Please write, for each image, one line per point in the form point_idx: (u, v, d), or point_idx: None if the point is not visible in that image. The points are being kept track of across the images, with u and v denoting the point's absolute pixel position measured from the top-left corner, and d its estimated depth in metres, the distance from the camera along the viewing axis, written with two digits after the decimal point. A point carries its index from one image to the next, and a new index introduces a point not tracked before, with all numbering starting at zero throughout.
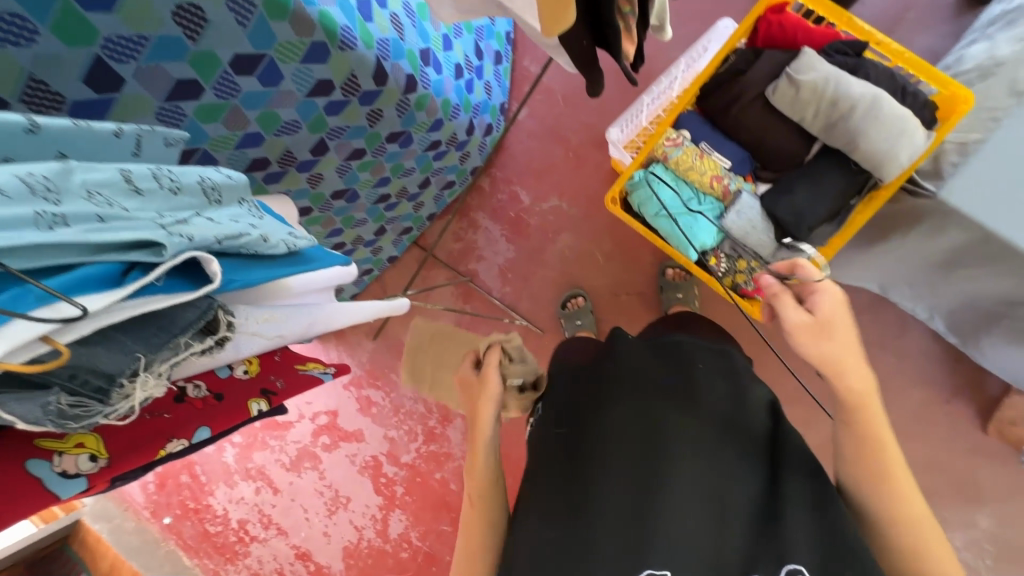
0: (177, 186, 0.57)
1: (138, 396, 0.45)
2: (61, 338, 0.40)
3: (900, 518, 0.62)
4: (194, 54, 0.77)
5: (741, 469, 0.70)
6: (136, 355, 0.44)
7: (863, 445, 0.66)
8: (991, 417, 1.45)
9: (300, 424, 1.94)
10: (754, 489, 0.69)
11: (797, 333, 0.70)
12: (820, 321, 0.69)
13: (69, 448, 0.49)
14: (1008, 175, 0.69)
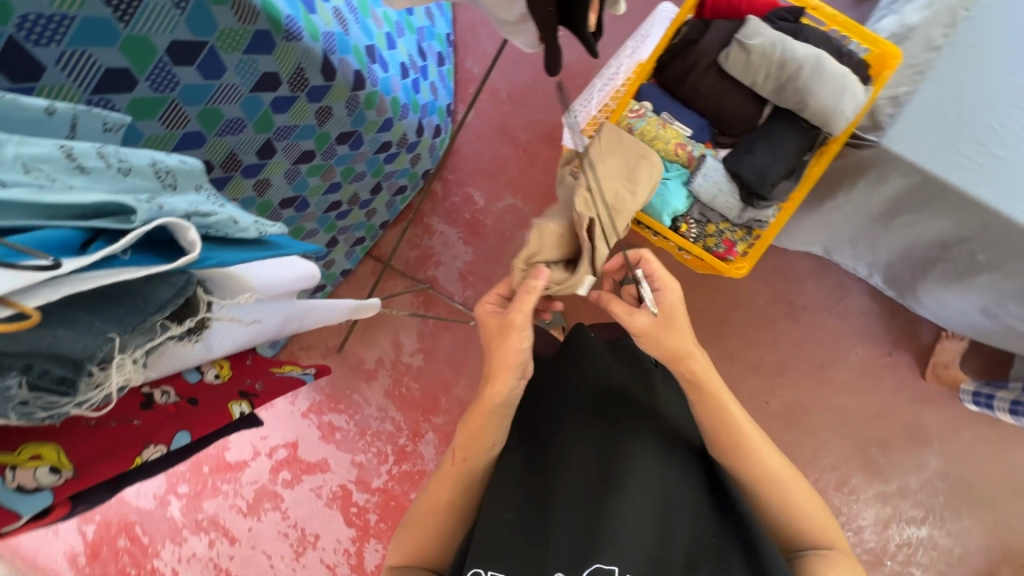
0: (127, 166, 0.51)
1: (112, 383, 0.40)
2: (27, 303, 0.33)
3: (768, 490, 0.68)
4: (125, 40, 0.71)
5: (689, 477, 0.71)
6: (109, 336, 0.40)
7: (723, 437, 0.70)
8: (928, 364, 1.58)
9: (255, 462, 1.78)
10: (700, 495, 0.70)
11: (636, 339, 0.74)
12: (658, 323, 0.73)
13: (24, 460, 0.42)
14: (934, 122, 0.79)
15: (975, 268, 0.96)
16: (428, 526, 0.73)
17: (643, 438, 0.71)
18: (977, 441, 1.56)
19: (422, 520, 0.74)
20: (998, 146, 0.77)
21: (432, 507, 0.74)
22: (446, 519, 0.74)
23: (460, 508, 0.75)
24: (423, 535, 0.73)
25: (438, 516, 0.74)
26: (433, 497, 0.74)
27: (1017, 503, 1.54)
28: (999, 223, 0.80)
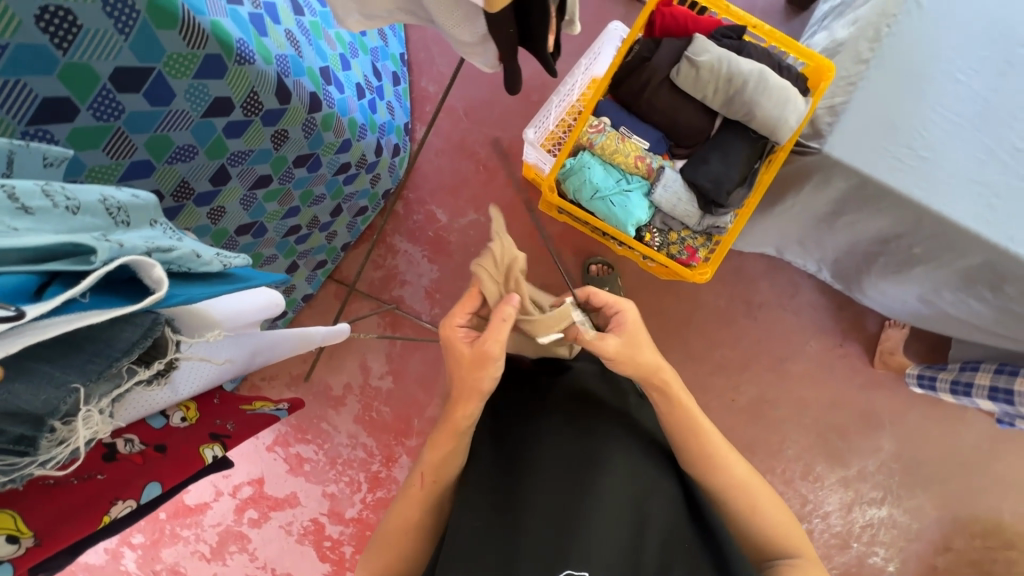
0: (76, 204, 0.48)
1: (80, 437, 0.40)
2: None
3: (736, 501, 0.70)
4: (65, 67, 0.67)
5: (663, 491, 0.70)
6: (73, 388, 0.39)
7: (692, 451, 0.71)
8: (875, 352, 1.67)
9: (218, 503, 1.69)
10: (674, 509, 0.69)
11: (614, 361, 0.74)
12: (625, 343, 0.74)
13: None
14: (867, 128, 0.85)
15: (912, 261, 1.03)
16: (395, 547, 0.72)
17: (616, 450, 0.71)
18: (924, 422, 1.67)
19: (389, 541, 0.72)
20: (924, 148, 0.85)
21: (401, 528, 0.73)
22: (413, 540, 0.73)
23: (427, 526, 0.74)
24: (389, 556, 0.72)
25: (406, 536, 0.72)
26: (404, 517, 0.73)
27: (963, 476, 1.65)
28: (930, 217, 0.87)
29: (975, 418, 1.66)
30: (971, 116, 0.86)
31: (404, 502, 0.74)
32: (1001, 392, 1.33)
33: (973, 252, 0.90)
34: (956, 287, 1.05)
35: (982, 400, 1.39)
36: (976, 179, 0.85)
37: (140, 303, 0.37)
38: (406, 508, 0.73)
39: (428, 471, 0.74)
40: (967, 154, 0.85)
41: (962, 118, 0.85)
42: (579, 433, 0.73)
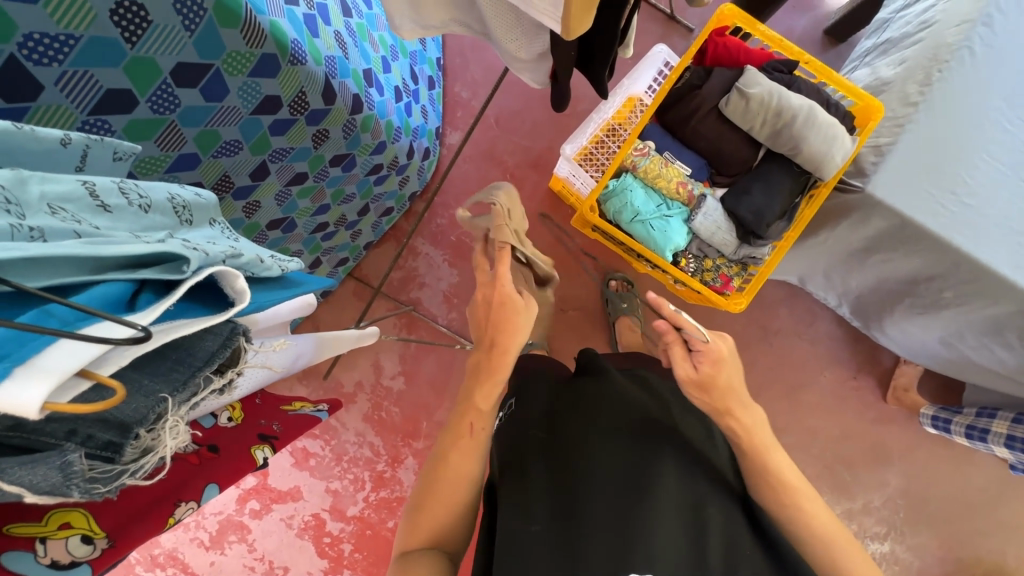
0: (148, 202, 0.49)
1: (166, 446, 0.38)
2: (99, 371, 0.33)
3: (814, 541, 0.66)
4: (131, 60, 0.67)
5: (720, 492, 0.71)
6: (160, 395, 0.38)
7: (768, 483, 0.69)
8: (888, 387, 1.68)
9: (221, 491, 1.69)
10: (731, 509, 0.70)
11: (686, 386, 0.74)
12: (703, 380, 0.72)
13: (54, 532, 0.39)
14: (909, 172, 0.86)
15: (941, 304, 1.04)
16: (444, 504, 0.70)
17: (672, 451, 0.72)
18: (932, 460, 1.67)
19: (440, 497, 0.70)
20: (967, 195, 0.85)
21: (453, 480, 0.70)
22: (462, 498, 0.70)
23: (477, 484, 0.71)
24: (437, 513, 0.69)
25: (456, 493, 0.70)
26: (455, 470, 0.70)
27: (967, 518, 1.65)
28: (965, 264, 0.87)
29: (983, 461, 1.66)
30: (1015, 166, 0.86)
31: (455, 454, 0.71)
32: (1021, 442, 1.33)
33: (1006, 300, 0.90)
34: (982, 333, 1.05)
35: (999, 447, 1.39)
36: (1016, 230, 0.85)
37: (223, 313, 0.38)
38: (458, 462, 0.70)
39: (475, 418, 0.73)
40: (1008, 204, 0.85)
41: (1007, 168, 0.86)
42: (635, 433, 0.75)
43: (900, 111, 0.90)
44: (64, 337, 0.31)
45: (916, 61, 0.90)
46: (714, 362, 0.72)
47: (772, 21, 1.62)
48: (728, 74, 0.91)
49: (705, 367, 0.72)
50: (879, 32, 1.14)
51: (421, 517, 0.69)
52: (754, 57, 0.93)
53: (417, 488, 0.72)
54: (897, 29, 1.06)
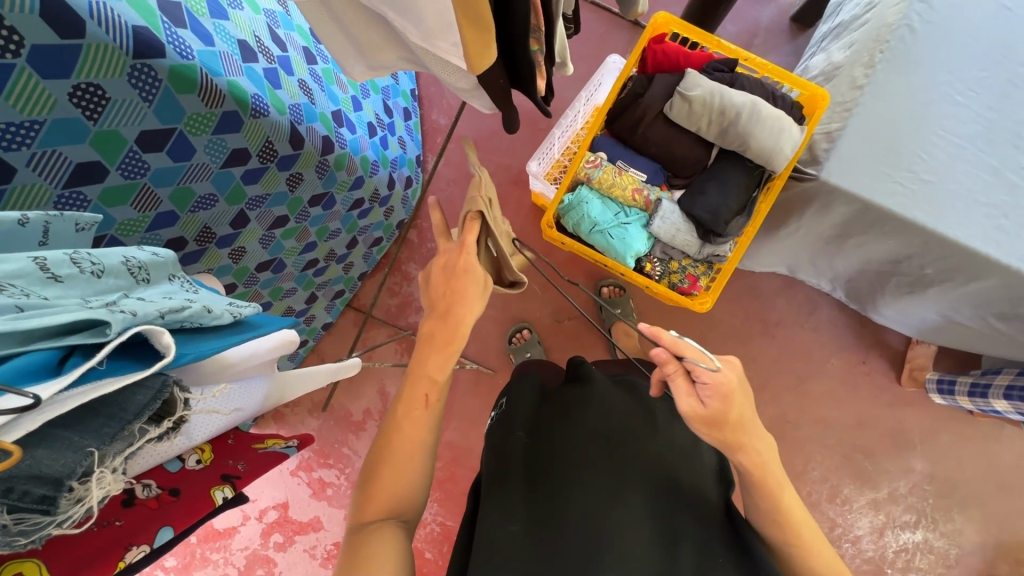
0: (100, 268, 0.53)
1: (95, 498, 0.39)
2: (6, 437, 0.34)
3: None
4: (95, 135, 0.73)
5: (696, 501, 0.71)
6: (88, 449, 0.39)
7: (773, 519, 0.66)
8: (901, 369, 1.62)
9: (245, 526, 1.74)
10: (704, 515, 0.69)
11: (694, 422, 0.68)
12: (713, 417, 0.66)
13: None
14: (866, 153, 0.85)
15: (925, 282, 1.01)
16: (403, 475, 0.68)
17: (646, 462, 0.73)
18: (957, 440, 1.60)
19: (397, 467, 0.68)
20: (924, 172, 0.84)
21: (409, 452, 0.69)
22: (418, 468, 0.69)
23: (428, 451, 0.71)
24: (395, 483, 0.67)
25: (412, 464, 0.69)
26: (407, 442, 0.69)
27: (1001, 498, 1.58)
28: (936, 241, 0.86)
29: (1011, 437, 1.59)
30: (973, 137, 0.85)
31: (408, 423, 0.70)
32: (1018, 391, 1.31)
33: (988, 275, 0.88)
34: (973, 307, 1.02)
35: (998, 401, 1.37)
36: (984, 202, 0.84)
37: (149, 368, 0.41)
38: (411, 434, 0.70)
39: (430, 388, 0.71)
40: (970, 177, 0.84)
41: (964, 139, 0.85)
42: (613, 442, 0.75)
43: (849, 95, 0.89)
44: None
45: (862, 44, 0.90)
46: (723, 396, 0.65)
47: (737, 14, 1.62)
48: (671, 79, 0.93)
49: (713, 403, 0.66)
50: (831, 16, 1.13)
51: (376, 488, 0.67)
52: (697, 59, 0.94)
53: (371, 457, 0.70)
54: (848, 12, 1.01)
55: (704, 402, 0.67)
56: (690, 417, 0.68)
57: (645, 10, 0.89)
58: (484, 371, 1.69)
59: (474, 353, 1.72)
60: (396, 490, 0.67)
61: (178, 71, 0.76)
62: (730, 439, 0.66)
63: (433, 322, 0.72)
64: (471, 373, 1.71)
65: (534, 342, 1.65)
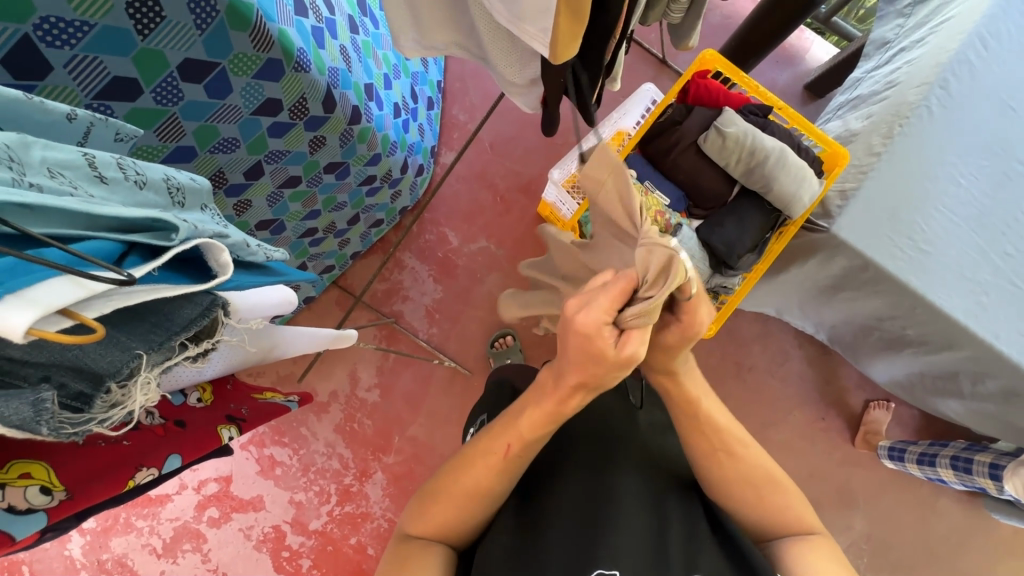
0: (144, 179, 0.50)
1: (135, 402, 0.41)
2: (83, 314, 0.34)
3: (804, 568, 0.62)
4: (140, 51, 0.72)
5: (679, 491, 0.71)
6: (134, 353, 0.41)
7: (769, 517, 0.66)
8: (856, 430, 1.67)
9: (180, 496, 1.63)
10: (691, 506, 0.69)
11: (639, 339, 0.60)
12: (667, 344, 0.59)
13: (13, 480, 0.39)
14: (868, 203, 0.93)
15: (903, 343, 1.08)
16: (453, 503, 0.65)
17: (632, 456, 0.72)
18: (899, 507, 1.64)
19: (452, 496, 0.65)
20: (923, 242, 0.92)
21: (470, 488, 0.65)
22: (474, 504, 0.66)
23: (492, 496, 0.66)
24: (446, 509, 0.65)
25: (469, 499, 0.65)
26: (471, 482, 0.65)
27: (931, 567, 1.61)
28: (924, 307, 0.93)
29: (946, 509, 1.63)
30: (966, 217, 0.93)
31: (482, 463, 0.64)
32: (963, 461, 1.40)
33: (962, 345, 0.95)
34: (939, 373, 1.09)
35: (945, 471, 1.45)
36: (969, 278, 0.91)
37: (207, 283, 0.40)
38: (475, 476, 0.65)
39: (513, 442, 0.63)
40: (962, 253, 0.92)
41: (959, 219, 0.93)
42: (600, 440, 0.74)
43: (865, 160, 0.97)
44: (68, 274, 0.33)
45: (881, 117, 0.98)
46: (685, 338, 0.58)
47: (756, 73, 1.72)
48: (707, 114, 0.98)
49: (666, 332, 0.59)
50: (851, 88, 1.15)
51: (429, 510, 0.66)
52: (732, 100, 1.00)
53: (433, 477, 0.69)
54: (868, 87, 1.08)
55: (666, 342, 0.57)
56: None
57: (695, 46, 0.93)
58: (460, 371, 1.67)
59: (453, 351, 1.70)
60: (448, 520, 0.65)
61: (236, 6, 0.74)
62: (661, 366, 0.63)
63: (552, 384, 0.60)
64: (446, 371, 1.69)
65: (516, 350, 1.64)
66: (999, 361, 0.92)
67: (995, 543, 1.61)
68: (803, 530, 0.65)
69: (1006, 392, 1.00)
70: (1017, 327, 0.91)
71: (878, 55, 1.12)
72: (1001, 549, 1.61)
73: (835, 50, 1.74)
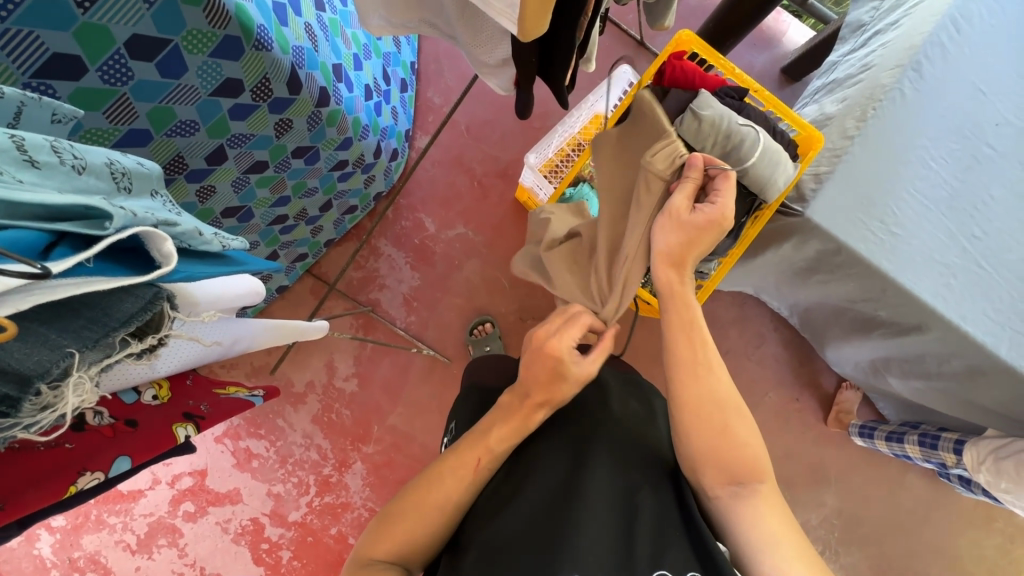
0: (82, 163, 0.47)
1: (68, 405, 0.38)
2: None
3: (755, 531, 0.60)
4: (81, 26, 0.68)
5: (656, 481, 0.68)
6: (67, 351, 0.38)
7: (725, 458, 0.63)
8: (829, 410, 1.71)
9: (153, 491, 1.60)
10: (666, 497, 0.66)
11: (671, 221, 0.74)
12: (694, 220, 0.73)
13: None
14: (840, 186, 0.95)
15: (874, 325, 1.10)
16: (421, 518, 0.64)
17: (607, 449, 0.69)
18: (867, 482, 1.69)
19: (417, 513, 0.64)
20: (893, 225, 0.93)
21: (439, 505, 0.64)
22: (444, 518, 0.65)
23: (460, 507, 0.66)
24: (416, 522, 0.64)
25: (436, 512, 0.64)
26: (441, 494, 0.65)
27: (897, 537, 1.66)
28: (894, 289, 0.94)
29: (912, 483, 1.69)
30: (936, 199, 0.94)
31: (451, 477, 0.65)
32: (930, 438, 1.44)
33: (930, 327, 0.96)
34: (905, 356, 1.12)
35: (912, 447, 1.49)
36: (939, 259, 0.93)
37: (148, 275, 0.38)
38: (449, 487, 0.65)
39: (482, 453, 0.66)
40: (932, 236, 0.93)
41: (929, 202, 0.94)
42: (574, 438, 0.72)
43: (840, 143, 0.97)
44: None
45: (855, 100, 0.98)
46: (711, 218, 0.73)
47: (734, 56, 1.71)
48: (683, 96, 0.97)
49: (706, 210, 0.73)
50: (828, 72, 1.15)
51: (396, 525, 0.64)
52: (710, 83, 0.99)
53: (398, 495, 0.67)
54: (843, 71, 1.08)
55: (695, 211, 0.74)
56: (672, 212, 0.74)
57: (671, 26, 0.90)
58: (439, 359, 1.65)
59: (431, 339, 1.68)
60: (414, 531, 0.64)
61: None
62: (680, 258, 0.75)
63: (517, 400, 0.69)
64: (425, 360, 1.67)
65: (495, 337, 1.62)
66: (966, 343, 0.94)
67: (957, 514, 1.68)
68: (754, 479, 0.63)
69: (970, 373, 1.01)
70: (982, 307, 0.93)
71: (853, 38, 1.12)
72: (962, 520, 1.67)
73: (811, 33, 1.74)
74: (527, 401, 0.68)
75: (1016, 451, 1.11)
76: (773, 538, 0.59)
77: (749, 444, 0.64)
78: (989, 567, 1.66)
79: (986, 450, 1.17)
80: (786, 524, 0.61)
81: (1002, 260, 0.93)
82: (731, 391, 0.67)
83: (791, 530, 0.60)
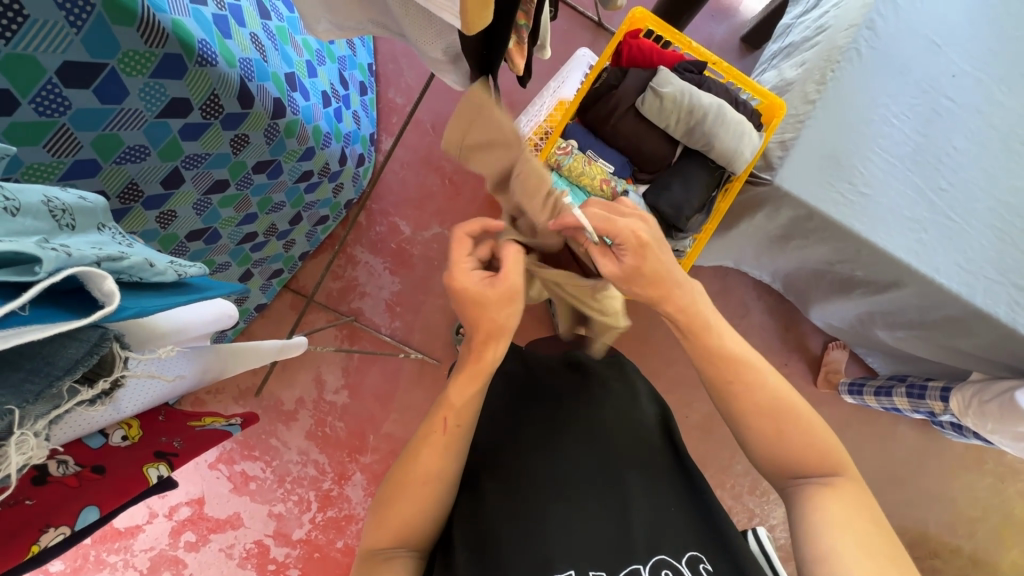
0: (15, 204, 0.44)
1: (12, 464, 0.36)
2: None
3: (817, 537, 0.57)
4: (6, 57, 0.65)
5: (641, 461, 0.68)
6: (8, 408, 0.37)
7: (786, 444, 0.64)
8: (817, 372, 1.73)
9: (151, 525, 1.56)
10: (655, 475, 0.67)
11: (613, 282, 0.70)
12: (628, 272, 0.68)
13: None
14: (809, 150, 0.94)
15: (853, 283, 1.11)
16: (417, 500, 0.61)
17: (581, 438, 0.70)
18: (860, 438, 1.72)
19: (409, 492, 0.62)
20: (862, 185, 0.94)
21: (422, 476, 0.62)
22: (433, 496, 0.62)
23: (450, 481, 0.63)
24: (405, 509, 0.61)
25: (429, 487, 0.62)
26: (421, 467, 0.63)
27: (894, 489, 1.70)
28: (868, 250, 0.95)
29: (903, 434, 1.72)
30: (902, 157, 0.95)
31: (425, 451, 0.63)
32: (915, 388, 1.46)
33: (908, 283, 0.98)
34: (886, 310, 1.14)
35: (899, 399, 1.51)
36: (908, 217, 0.94)
37: (88, 318, 0.36)
38: (428, 460, 0.63)
39: (447, 412, 0.65)
40: (898, 193, 0.94)
41: (895, 159, 0.95)
42: (554, 425, 0.72)
43: (802, 108, 0.97)
44: None
45: (814, 63, 0.98)
46: (638, 251, 0.68)
47: (692, 28, 1.70)
48: None
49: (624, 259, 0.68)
50: (784, 36, 1.15)
51: (388, 513, 0.61)
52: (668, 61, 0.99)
53: (383, 485, 0.65)
54: (799, 34, 1.08)
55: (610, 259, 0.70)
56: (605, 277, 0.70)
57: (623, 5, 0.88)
58: (428, 361, 1.64)
59: (418, 343, 1.66)
60: (409, 519, 0.61)
61: None
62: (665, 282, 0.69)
63: (468, 347, 0.68)
64: (414, 364, 1.65)
65: None
66: (942, 295, 0.95)
67: (949, 460, 1.71)
68: (829, 472, 0.62)
69: (949, 322, 1.02)
70: (955, 259, 0.94)
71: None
72: (954, 465, 1.71)
73: None
74: (472, 344, 0.67)
75: (999, 392, 1.13)
76: (834, 527, 0.57)
77: (817, 439, 0.63)
78: (984, 507, 1.70)
79: (970, 396, 1.19)
80: (858, 525, 0.57)
81: (970, 211, 0.94)
82: (790, 388, 0.66)
83: (862, 527, 0.57)
